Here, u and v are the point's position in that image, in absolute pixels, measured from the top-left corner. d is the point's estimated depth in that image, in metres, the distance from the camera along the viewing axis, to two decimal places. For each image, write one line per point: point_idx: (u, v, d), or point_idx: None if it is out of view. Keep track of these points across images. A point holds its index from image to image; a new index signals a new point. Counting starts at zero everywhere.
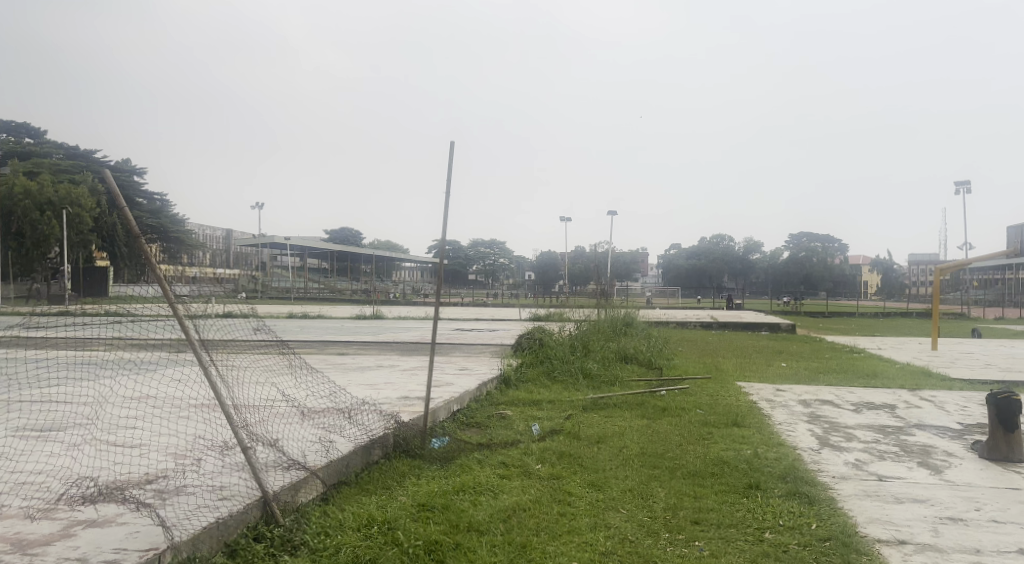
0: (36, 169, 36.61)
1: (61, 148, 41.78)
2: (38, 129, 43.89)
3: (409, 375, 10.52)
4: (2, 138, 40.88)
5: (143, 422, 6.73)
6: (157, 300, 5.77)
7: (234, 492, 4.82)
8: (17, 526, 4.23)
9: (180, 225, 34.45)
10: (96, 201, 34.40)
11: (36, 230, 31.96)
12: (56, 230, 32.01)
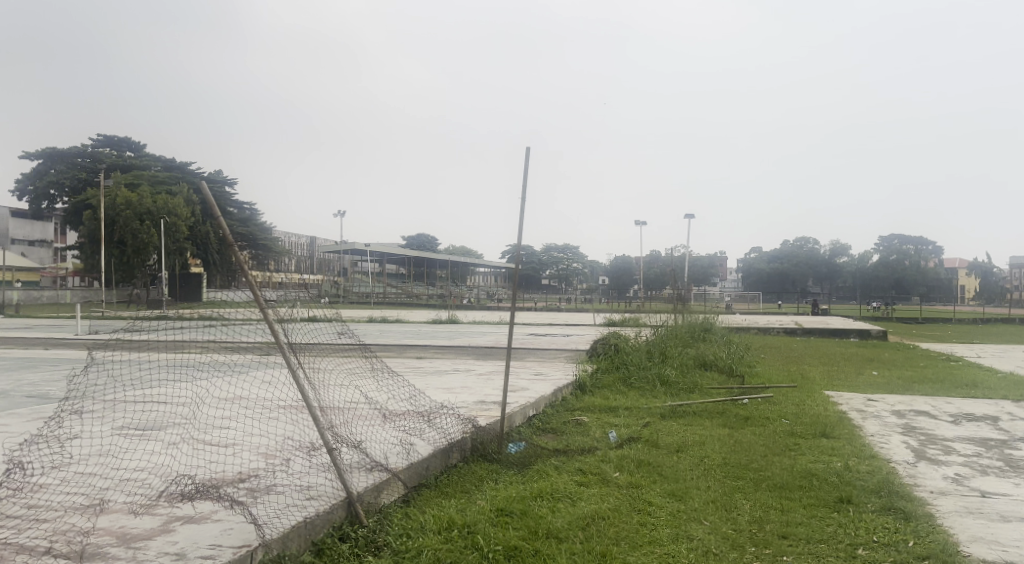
0: (136, 181, 38.60)
1: (159, 160, 43.89)
2: (137, 143, 46.23)
3: (486, 379, 10.60)
4: (104, 152, 43.20)
5: (235, 423, 7.00)
6: (247, 305, 5.97)
7: (321, 492, 4.96)
8: (122, 520, 4.46)
9: (267, 233, 35.72)
10: (190, 211, 36.03)
11: (137, 238, 33.71)
12: (155, 238, 33.72)
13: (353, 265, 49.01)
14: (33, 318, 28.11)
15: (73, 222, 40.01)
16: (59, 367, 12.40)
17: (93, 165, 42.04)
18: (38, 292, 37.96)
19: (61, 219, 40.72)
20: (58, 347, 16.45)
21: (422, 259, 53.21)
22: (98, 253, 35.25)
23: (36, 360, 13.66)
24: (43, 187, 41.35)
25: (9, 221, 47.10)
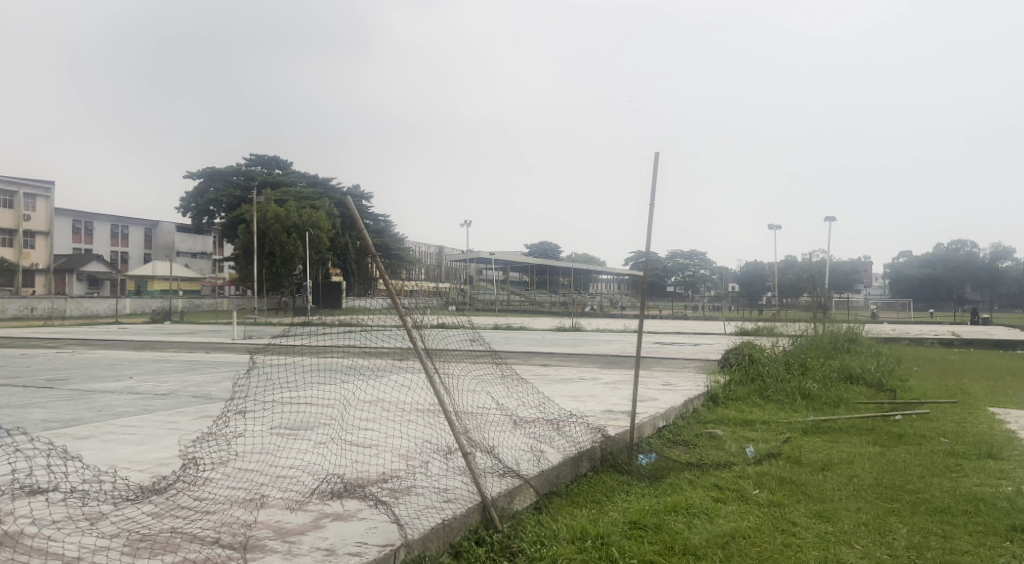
0: (284, 197, 41.12)
1: (303, 177, 46.47)
2: (284, 160, 49.16)
3: (614, 388, 10.53)
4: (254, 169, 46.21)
5: (376, 425, 7.32)
6: (384, 312, 6.19)
7: (457, 495, 5.10)
8: (278, 515, 4.75)
9: (400, 243, 37.18)
10: (330, 223, 38.08)
11: (284, 250, 36.02)
12: (300, 249, 35.99)
13: (479, 272, 50.15)
14: (193, 324, 30.47)
15: (228, 236, 43.08)
16: (216, 370, 13.39)
17: (246, 183, 45.16)
18: (199, 300, 41.09)
19: (219, 233, 43.96)
20: (215, 351, 17.76)
21: (547, 266, 53.67)
22: (250, 264, 37.77)
23: (197, 363, 14.81)
24: (203, 204, 44.82)
25: (174, 235, 51.35)
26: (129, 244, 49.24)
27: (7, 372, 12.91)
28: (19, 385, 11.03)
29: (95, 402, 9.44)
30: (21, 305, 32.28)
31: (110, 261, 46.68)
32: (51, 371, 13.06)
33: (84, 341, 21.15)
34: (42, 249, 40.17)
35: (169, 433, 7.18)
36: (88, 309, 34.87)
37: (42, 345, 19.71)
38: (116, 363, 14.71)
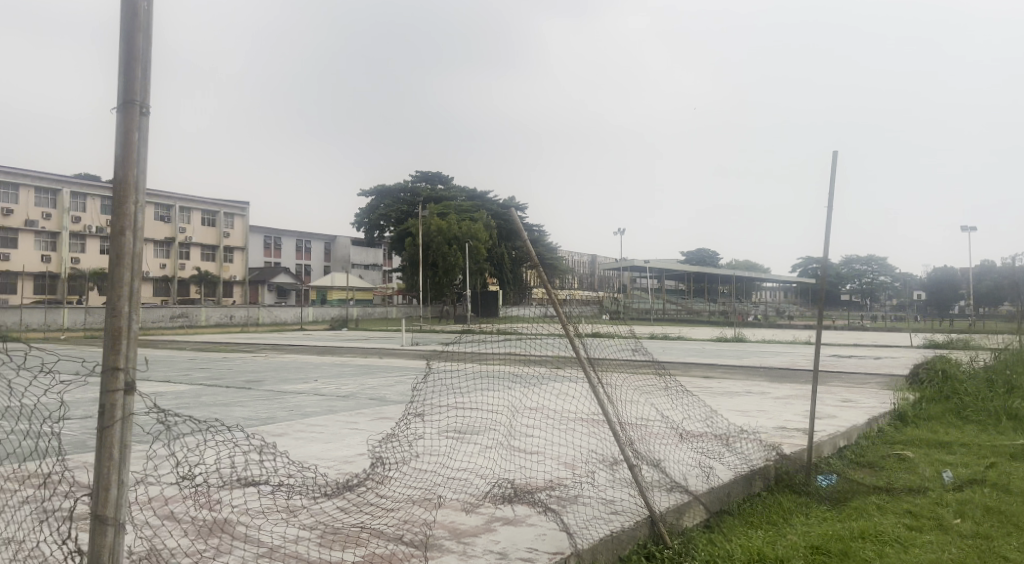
0: (446, 210, 42.73)
1: (464, 192, 47.96)
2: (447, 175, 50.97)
3: (787, 403, 10.04)
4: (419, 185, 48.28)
5: (541, 432, 7.43)
6: (547, 321, 6.20)
7: (625, 508, 5.07)
8: (453, 516, 4.94)
9: (554, 252, 37.65)
10: (488, 234, 39.12)
11: (445, 260, 37.41)
12: (460, 260, 37.19)
13: (633, 281, 49.65)
14: (368, 331, 32.28)
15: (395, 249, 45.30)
16: (390, 374, 14.15)
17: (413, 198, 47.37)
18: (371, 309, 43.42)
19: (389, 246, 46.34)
20: (388, 356, 18.75)
21: (705, 274, 52.25)
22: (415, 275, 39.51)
23: (372, 367, 15.72)
24: (373, 219, 47.40)
25: (349, 248, 54.73)
26: (311, 257, 52.98)
27: (212, 373, 14.33)
28: (222, 385, 12.22)
29: (287, 402, 10.26)
30: (222, 313, 35.58)
31: (295, 273, 50.48)
32: (248, 373, 14.35)
33: (274, 345, 23.03)
34: (239, 263, 43.94)
35: (351, 433, 7.67)
36: (277, 317, 37.82)
37: (238, 349, 21.67)
38: (302, 367, 15.90)
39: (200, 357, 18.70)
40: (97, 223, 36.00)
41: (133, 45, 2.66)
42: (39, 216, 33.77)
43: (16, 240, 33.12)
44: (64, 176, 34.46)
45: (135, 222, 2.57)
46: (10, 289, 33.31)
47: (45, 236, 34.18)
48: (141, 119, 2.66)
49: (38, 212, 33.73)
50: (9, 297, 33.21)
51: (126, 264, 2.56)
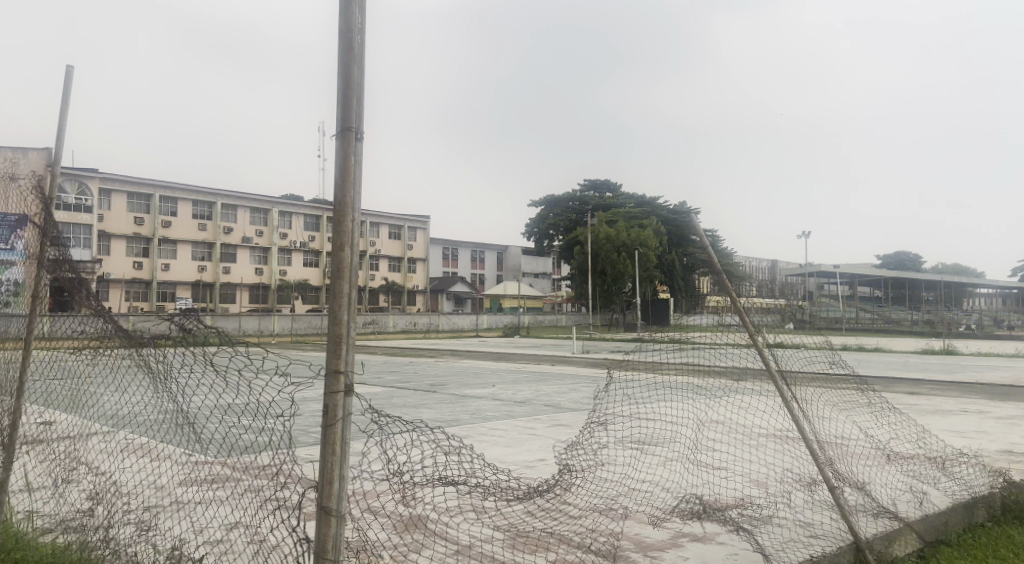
0: (614, 218, 42.36)
1: (634, 198, 47.32)
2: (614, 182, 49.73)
3: (1008, 424, 9.00)
4: (588, 195, 48.26)
5: (728, 447, 7.17)
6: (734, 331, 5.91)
7: (825, 532, 4.77)
8: (640, 528, 4.89)
9: (730, 258, 36.32)
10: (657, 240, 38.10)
11: (614, 267, 36.89)
12: (629, 267, 36.50)
13: (821, 288, 46.63)
14: (542, 339, 32.68)
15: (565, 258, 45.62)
16: (566, 382, 14.24)
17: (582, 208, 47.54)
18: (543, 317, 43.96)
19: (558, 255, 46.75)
20: (563, 364, 18.88)
21: (904, 279, 47.98)
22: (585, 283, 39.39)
23: (548, 374, 15.92)
24: (543, 228, 47.85)
25: (521, 258, 55.79)
26: (485, 266, 54.54)
27: (399, 376, 15.12)
28: (410, 388, 12.85)
29: (469, 406, 10.61)
30: (406, 320, 37.59)
31: (471, 282, 52.22)
32: (433, 377, 15.00)
33: (454, 352, 23.92)
34: (422, 273, 46.21)
35: (531, 438, 7.79)
36: (455, 324, 39.26)
37: (422, 354, 22.71)
38: (481, 372, 16.38)
39: (387, 361, 19.78)
40: (300, 239, 39.24)
41: (348, 76, 2.88)
42: (253, 233, 37.37)
43: (234, 255, 36.82)
44: (272, 197, 37.91)
45: (351, 238, 2.77)
46: (230, 299, 37.05)
47: (257, 251, 37.74)
48: (356, 144, 2.86)
49: (252, 229, 37.34)
50: (230, 306, 36.94)
51: (345, 277, 2.77)
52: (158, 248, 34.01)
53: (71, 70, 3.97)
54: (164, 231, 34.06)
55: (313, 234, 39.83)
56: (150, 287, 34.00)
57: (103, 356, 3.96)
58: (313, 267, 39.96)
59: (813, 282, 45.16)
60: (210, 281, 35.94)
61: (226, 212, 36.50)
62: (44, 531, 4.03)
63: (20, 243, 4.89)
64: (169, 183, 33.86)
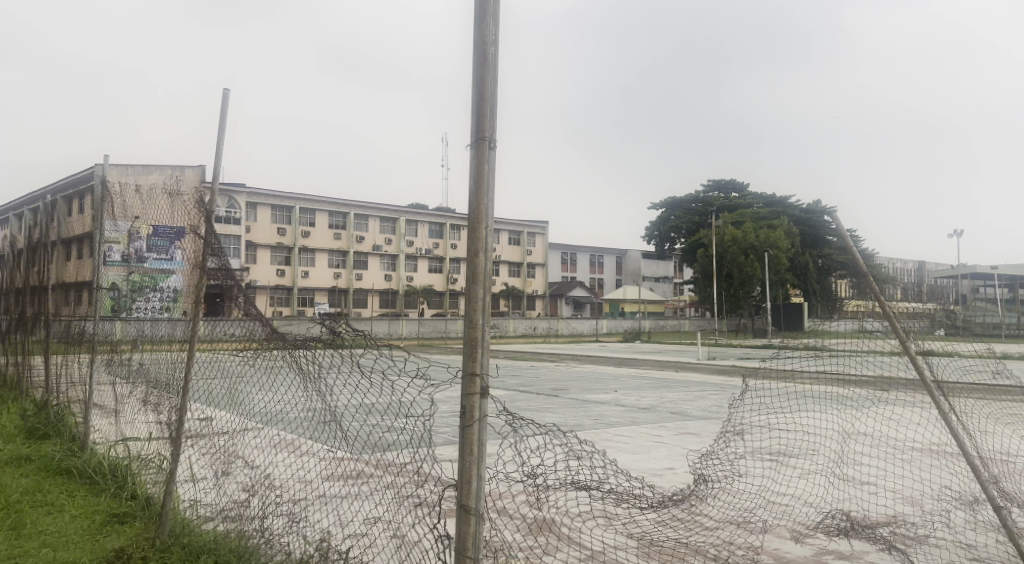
0: (741, 219, 41.05)
1: (763, 198, 45.58)
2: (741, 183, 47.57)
3: None
4: (713, 195, 46.88)
5: (876, 461, 6.74)
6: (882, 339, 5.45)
7: (989, 556, 4.40)
8: (780, 543, 4.70)
9: None
10: (789, 241, 36.45)
11: (742, 271, 35.67)
12: (757, 270, 35.20)
13: (974, 291, 43.16)
14: (664, 344, 32.05)
15: (690, 261, 44.59)
16: (691, 389, 13.88)
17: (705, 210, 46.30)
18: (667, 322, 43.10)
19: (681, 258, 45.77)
20: (686, 370, 18.44)
21: None
22: (710, 287, 38.40)
23: (673, 380, 15.57)
24: (665, 231, 46.86)
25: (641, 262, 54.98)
26: (604, 271, 54.13)
27: (520, 380, 15.24)
28: (532, 392, 12.92)
29: (593, 410, 10.56)
30: (526, 324, 37.88)
31: (591, 287, 51.98)
32: (554, 381, 15.02)
33: (574, 356, 23.85)
34: (541, 278, 45.69)
35: (657, 446, 7.64)
36: (575, 329, 39.12)
37: (543, 359, 22.79)
38: (604, 377, 16.23)
39: (508, 366, 19.97)
40: (427, 246, 40.34)
41: (483, 88, 2.93)
42: (382, 241, 38.78)
43: (367, 262, 38.35)
44: (400, 206, 39.19)
45: (485, 244, 2.82)
46: (363, 304, 38.60)
47: (387, 258, 39.11)
48: (490, 152, 2.92)
49: (381, 238, 38.77)
50: (363, 311, 38.46)
51: (480, 281, 2.82)
52: (298, 256, 35.95)
53: (228, 92, 4.27)
54: (303, 240, 35.96)
55: (438, 241, 40.84)
56: (291, 293, 35.97)
57: (258, 358, 4.23)
58: (439, 273, 40.91)
59: (965, 285, 41.86)
60: (344, 287, 37.59)
61: (358, 221, 38.13)
62: (207, 519, 4.34)
63: (183, 253, 5.24)
64: (308, 195, 35.81)
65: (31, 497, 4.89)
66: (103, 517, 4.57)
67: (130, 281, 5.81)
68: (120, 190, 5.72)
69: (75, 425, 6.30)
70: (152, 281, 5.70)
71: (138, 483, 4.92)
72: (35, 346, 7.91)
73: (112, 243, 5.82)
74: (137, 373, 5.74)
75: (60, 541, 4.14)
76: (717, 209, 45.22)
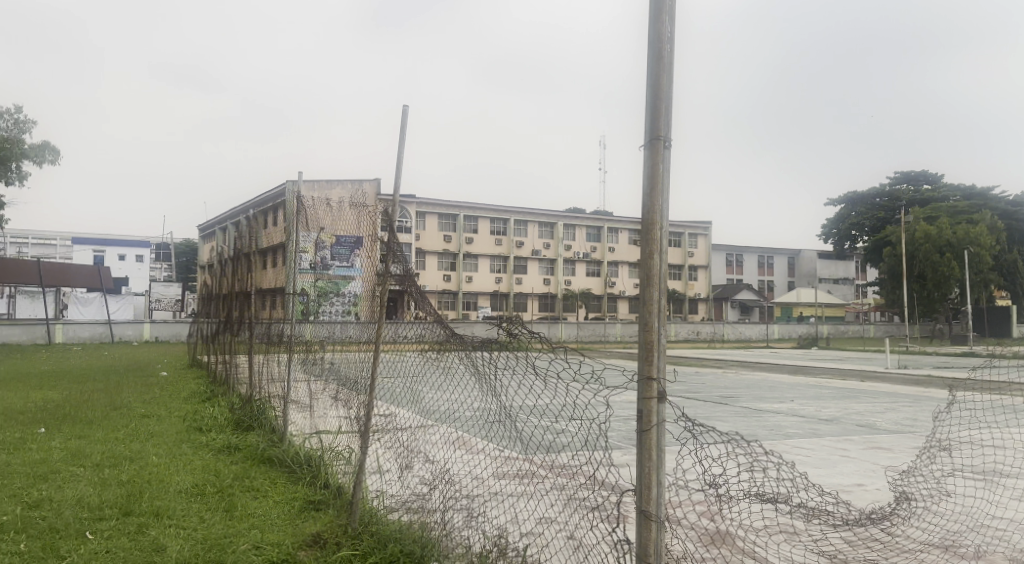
0: (935, 214, 37.72)
1: (959, 190, 41.67)
2: (936, 173, 43.86)
3: None
4: (901, 188, 43.41)
5: None
6: None
7: None
8: None
9: None
10: (993, 237, 33.04)
11: (937, 272, 32.60)
12: (956, 271, 31.97)
13: None
14: (845, 351, 29.93)
15: (875, 261, 41.50)
16: (879, 400, 12.84)
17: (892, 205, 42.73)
18: (848, 327, 40.34)
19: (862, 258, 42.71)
20: (872, 380, 17.08)
21: None
22: (899, 289, 35.52)
23: (857, 391, 14.53)
24: (845, 229, 44.00)
25: (816, 262, 51.67)
26: (774, 272, 51.61)
27: (687, 387, 14.80)
28: (700, 399, 12.49)
29: (767, 420, 10.07)
30: (689, 329, 36.67)
31: (760, 289, 49.73)
32: (722, 389, 14.45)
33: (745, 363, 22.84)
34: (704, 281, 43.65)
35: (844, 460, 7.13)
36: (742, 334, 37.51)
37: (712, 364, 21.98)
38: (778, 386, 15.44)
39: (675, 372, 19.45)
40: (585, 250, 39.96)
41: (658, 87, 2.86)
42: (541, 246, 39.08)
43: (526, 267, 38.81)
44: (558, 210, 39.31)
45: (660, 246, 2.74)
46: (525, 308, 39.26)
47: (546, 263, 39.32)
48: (665, 152, 2.83)
49: (540, 243, 39.09)
50: (522, 314, 38.92)
51: (655, 284, 2.75)
52: (463, 262, 37.17)
53: (407, 107, 4.46)
54: (468, 247, 37.17)
55: (595, 244, 40.28)
56: (456, 297, 37.24)
57: (436, 359, 4.39)
58: (597, 277, 40.43)
59: None
60: (506, 291, 38.33)
61: (518, 227, 38.72)
62: (391, 509, 4.55)
63: (361, 260, 5.69)
64: (470, 203, 37.02)
65: (240, 482, 5.38)
66: (301, 503, 4.93)
67: (316, 287, 6.37)
68: (305, 204, 6.23)
69: (274, 417, 6.86)
70: (334, 287, 6.32)
71: (330, 473, 5.27)
72: (241, 344, 8.72)
73: (301, 253, 6.41)
74: (326, 371, 6.14)
75: (265, 523, 4.51)
76: (906, 205, 41.82)
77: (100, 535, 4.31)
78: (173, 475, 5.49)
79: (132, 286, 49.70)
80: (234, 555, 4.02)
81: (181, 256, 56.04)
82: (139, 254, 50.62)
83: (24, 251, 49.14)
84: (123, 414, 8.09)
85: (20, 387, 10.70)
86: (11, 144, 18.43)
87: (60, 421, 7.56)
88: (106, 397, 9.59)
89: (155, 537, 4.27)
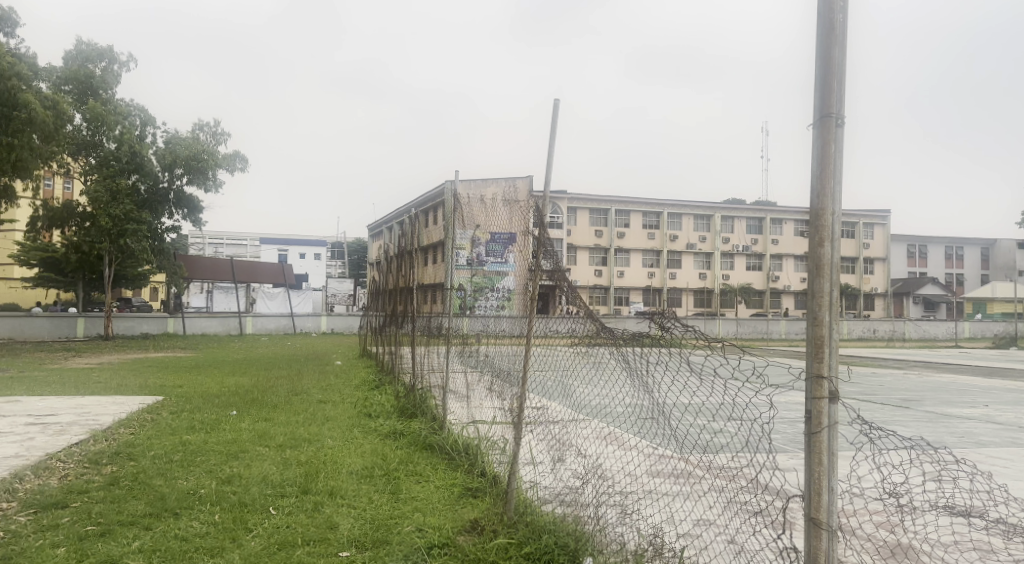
0: None
1: None
2: None
3: None
4: None
5: None
6: None
7: None
8: None
9: None
10: None
11: None
12: None
13: None
14: None
15: None
16: None
17: None
18: None
19: None
20: None
21: None
22: None
23: None
24: None
25: (1015, 252, 46.49)
26: (964, 265, 47.11)
27: (863, 389, 13.72)
28: (876, 402, 11.59)
29: (956, 426, 9.17)
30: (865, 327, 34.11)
31: (946, 283, 45.68)
32: (905, 391, 13.27)
33: (930, 364, 20.83)
34: (882, 275, 40.46)
35: None
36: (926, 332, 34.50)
37: (892, 365, 20.22)
38: (971, 389, 13.93)
39: (850, 372, 18.14)
40: (745, 242, 38.20)
41: (828, 61, 2.62)
42: (697, 239, 37.85)
43: (680, 262, 37.74)
44: (715, 202, 37.99)
45: (831, 235, 2.53)
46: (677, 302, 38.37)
47: (702, 256, 37.99)
48: (838, 131, 2.59)
49: (696, 236, 37.85)
50: (676, 310, 37.76)
51: (825, 275, 2.54)
52: (614, 257, 36.98)
53: (559, 100, 4.39)
54: (619, 241, 36.94)
55: (757, 237, 38.41)
56: (608, 292, 37.11)
57: (587, 353, 4.32)
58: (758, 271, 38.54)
59: None
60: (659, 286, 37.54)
61: (672, 220, 37.81)
62: (545, 501, 4.54)
63: (514, 256, 5.71)
64: (623, 197, 36.73)
65: (405, 466, 5.58)
66: (460, 489, 5.04)
67: (473, 282, 6.42)
68: (461, 203, 6.34)
69: (435, 406, 7.05)
70: (489, 281, 6.31)
71: (486, 462, 5.38)
72: (405, 336, 9.12)
73: (458, 249, 6.47)
74: (482, 364, 6.28)
75: (428, 506, 4.65)
76: None
77: (282, 511, 4.61)
78: (344, 457, 5.77)
79: (312, 282, 53.44)
80: (400, 537, 4.16)
81: (353, 254, 59.63)
82: (317, 252, 54.30)
83: (219, 250, 54.03)
84: (303, 399, 8.71)
85: (214, 374, 11.70)
86: (208, 155, 20.21)
87: (249, 404, 8.21)
88: (289, 384, 10.25)
89: (329, 515, 4.49)
